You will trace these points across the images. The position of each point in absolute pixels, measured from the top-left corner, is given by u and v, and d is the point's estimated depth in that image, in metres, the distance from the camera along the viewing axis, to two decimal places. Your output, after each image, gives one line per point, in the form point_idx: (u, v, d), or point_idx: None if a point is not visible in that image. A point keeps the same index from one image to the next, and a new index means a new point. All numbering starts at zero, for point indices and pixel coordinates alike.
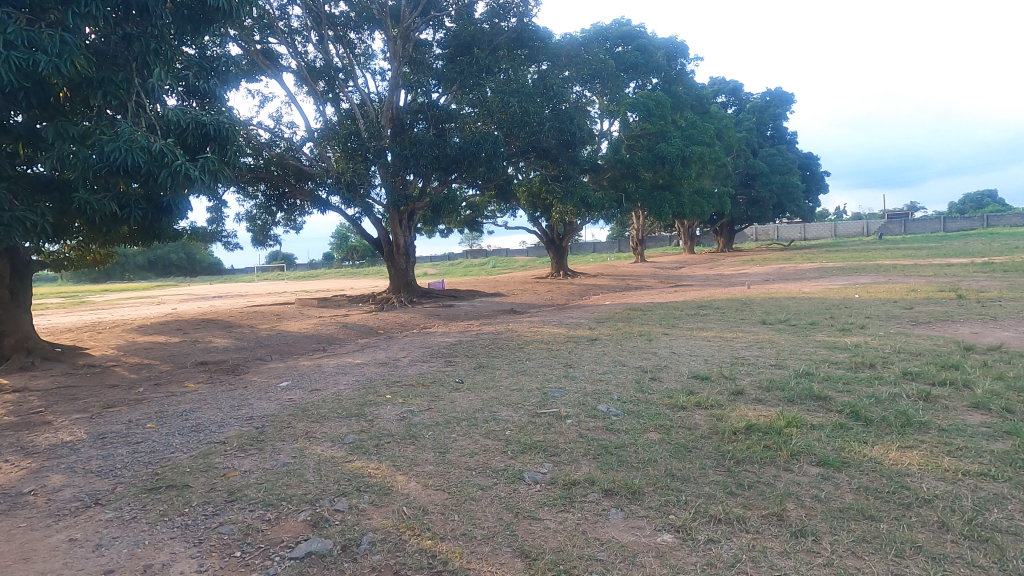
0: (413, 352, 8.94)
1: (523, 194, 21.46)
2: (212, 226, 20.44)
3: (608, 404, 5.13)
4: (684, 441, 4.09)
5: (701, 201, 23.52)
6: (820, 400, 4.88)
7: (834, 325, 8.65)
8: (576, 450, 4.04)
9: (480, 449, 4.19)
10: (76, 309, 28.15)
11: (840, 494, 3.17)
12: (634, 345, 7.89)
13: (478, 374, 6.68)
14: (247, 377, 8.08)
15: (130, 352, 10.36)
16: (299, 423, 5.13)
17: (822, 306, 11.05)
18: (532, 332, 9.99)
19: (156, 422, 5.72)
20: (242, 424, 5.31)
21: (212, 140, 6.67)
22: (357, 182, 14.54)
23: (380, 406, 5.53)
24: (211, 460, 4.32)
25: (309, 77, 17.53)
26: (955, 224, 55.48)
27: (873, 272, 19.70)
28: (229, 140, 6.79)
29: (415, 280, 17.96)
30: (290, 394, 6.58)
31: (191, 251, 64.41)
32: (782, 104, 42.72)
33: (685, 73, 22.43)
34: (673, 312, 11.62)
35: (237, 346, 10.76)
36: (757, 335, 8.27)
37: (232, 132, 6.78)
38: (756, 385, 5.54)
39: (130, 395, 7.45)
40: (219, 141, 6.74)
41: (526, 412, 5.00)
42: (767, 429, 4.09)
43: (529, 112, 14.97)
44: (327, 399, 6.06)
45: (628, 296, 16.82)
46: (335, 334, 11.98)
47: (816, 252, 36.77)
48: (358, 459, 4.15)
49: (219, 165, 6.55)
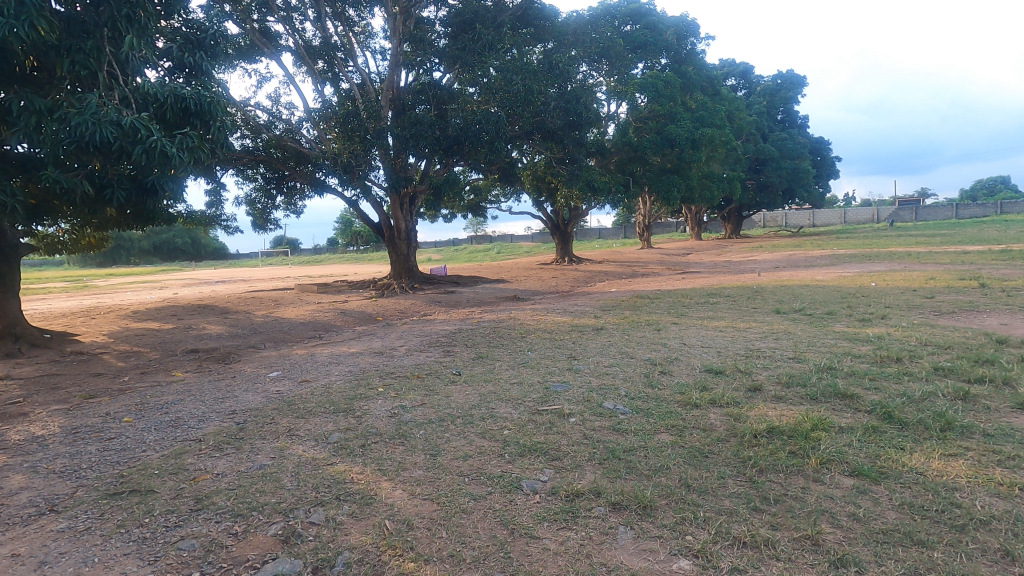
0: (411, 340, 8.58)
1: (528, 177, 20.92)
2: (210, 209, 20.08)
3: (615, 400, 4.76)
4: (700, 445, 3.71)
5: (710, 185, 22.94)
6: (847, 399, 4.48)
7: (853, 315, 8.24)
8: (580, 454, 3.67)
9: (475, 451, 3.83)
10: (77, 294, 27.92)
11: (881, 511, 2.78)
12: (642, 335, 7.52)
13: (476, 366, 6.31)
14: (237, 366, 7.75)
15: (121, 338, 10.05)
16: (282, 419, 4.79)
17: (839, 294, 10.59)
18: (535, 320, 9.61)
19: (134, 416, 5.38)
20: (223, 419, 4.96)
21: (193, 115, 6.26)
22: (355, 164, 14.15)
23: (371, 400, 5.17)
24: (183, 460, 3.98)
25: (307, 55, 17.06)
26: (967, 211, 54.47)
27: (887, 260, 19.18)
28: (213, 116, 6.38)
29: (417, 266, 17.57)
30: (278, 385, 6.23)
31: (196, 236, 64.25)
32: (794, 87, 41.75)
33: (696, 53, 21.74)
34: (682, 300, 11.22)
35: (231, 333, 10.42)
36: (771, 325, 7.85)
37: (215, 107, 6.35)
38: (774, 380, 5.15)
39: (114, 385, 7.12)
40: (201, 117, 6.33)
41: (526, 409, 4.63)
42: (792, 432, 3.71)
43: (533, 92, 14.44)
44: (316, 391, 5.69)
45: (634, 283, 16.38)
46: (333, 320, 11.66)
47: (828, 239, 36.04)
48: (341, 461, 3.80)
49: (199, 142, 6.16)
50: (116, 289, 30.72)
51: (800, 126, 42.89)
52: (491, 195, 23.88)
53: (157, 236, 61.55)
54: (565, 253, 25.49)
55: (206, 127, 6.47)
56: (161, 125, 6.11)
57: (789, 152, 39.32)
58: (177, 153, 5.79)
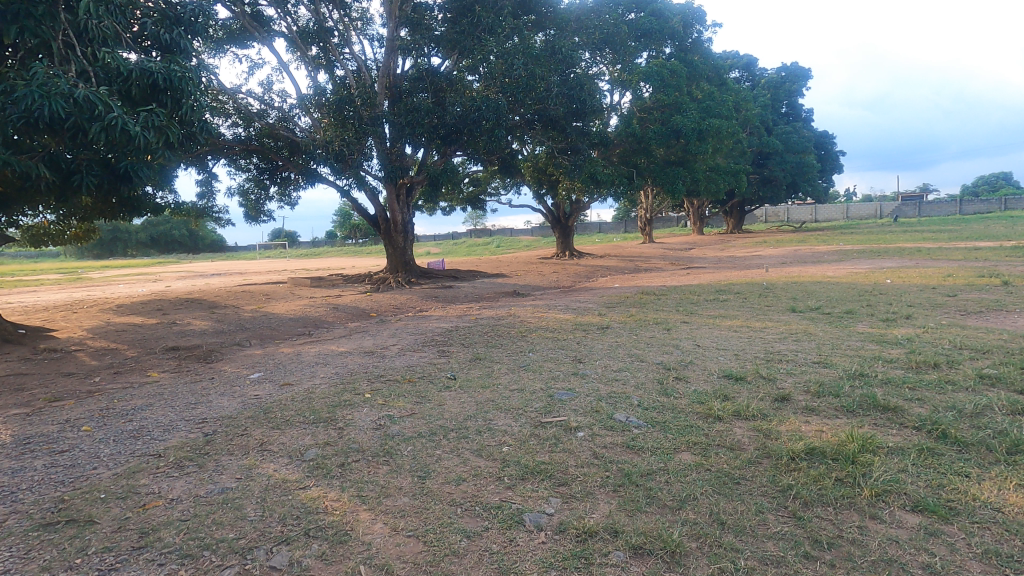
0: (404, 339, 8.07)
1: (529, 169, 20.35)
2: (202, 201, 19.54)
3: (626, 411, 4.26)
4: (728, 469, 3.22)
5: (715, 178, 22.37)
6: (889, 412, 3.99)
7: (874, 315, 7.74)
8: (591, 478, 3.19)
9: (469, 473, 3.34)
10: (67, 286, 27.36)
11: (962, 563, 2.29)
12: (651, 335, 7.03)
13: (472, 369, 5.81)
14: (218, 366, 7.23)
15: (99, 334, 9.52)
16: (256, 430, 4.29)
17: (855, 291, 10.08)
18: (536, 318, 9.10)
19: (94, 424, 4.87)
20: (191, 430, 4.46)
21: (161, 92, 5.86)
22: (348, 152, 13.61)
23: (355, 409, 4.67)
24: (136, 481, 3.48)
25: (300, 41, 16.47)
26: (972, 207, 53.89)
27: (897, 255, 18.69)
28: (184, 94, 5.98)
29: (413, 259, 17.07)
30: (256, 389, 5.72)
31: (194, 228, 63.61)
32: (799, 79, 41.08)
33: (702, 42, 21.10)
34: (691, 297, 10.70)
35: (216, 330, 9.91)
36: (789, 325, 7.36)
37: (186, 83, 5.93)
38: (803, 389, 4.64)
39: (83, 386, 6.60)
40: (171, 95, 5.94)
41: (528, 421, 4.13)
42: (837, 454, 3.22)
43: (535, 77, 13.82)
44: (296, 398, 5.17)
45: (638, 279, 15.90)
46: (325, 316, 11.15)
47: (833, 235, 35.57)
48: (315, 484, 3.31)
49: (167, 120, 5.73)
50: (109, 281, 30.21)
51: (804, 119, 42.29)
52: (490, 187, 23.30)
53: (154, 227, 61.01)
54: (566, 247, 24.96)
55: (175, 106, 6.05)
56: (124, 101, 5.66)
57: (793, 146, 38.77)
58: (140, 132, 5.34)
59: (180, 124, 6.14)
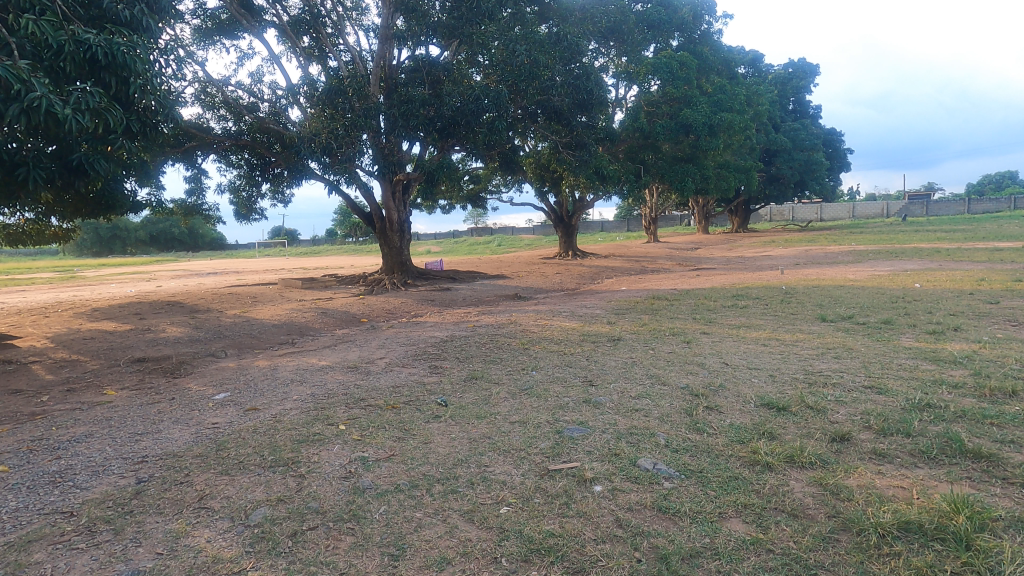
0: (394, 351, 7.28)
1: (531, 166, 19.61)
2: (191, 198, 18.84)
3: (653, 455, 3.48)
4: (799, 551, 2.45)
5: (725, 175, 21.53)
6: (983, 461, 3.21)
7: (917, 326, 6.95)
8: (617, 566, 2.42)
9: (457, 552, 2.57)
10: (59, 286, 26.71)
11: None
12: (670, 349, 6.24)
13: (466, 393, 5.01)
14: (183, 383, 6.46)
15: (64, 343, 8.75)
16: (200, 476, 3.52)
17: (885, 297, 9.31)
18: (540, 326, 8.33)
19: (15, 461, 4.09)
20: (123, 473, 3.68)
21: (102, 69, 5.28)
22: (337, 146, 12.79)
23: (324, 447, 3.90)
24: (26, 559, 2.69)
25: (291, 30, 15.70)
26: (980, 206, 53.11)
27: (915, 257, 17.90)
28: (129, 71, 5.39)
29: (410, 260, 16.30)
30: (216, 416, 4.94)
31: (193, 227, 62.82)
32: (806, 75, 40.21)
33: (711, 33, 20.17)
34: (706, 303, 9.92)
35: (191, 338, 9.13)
36: (823, 338, 6.57)
37: (129, 59, 5.33)
38: (863, 425, 3.85)
39: (27, 407, 5.82)
40: (114, 73, 5.34)
41: (531, 469, 3.34)
42: (942, 533, 2.45)
43: (539, 64, 13.01)
44: (259, 429, 4.40)
45: (646, 281, 15.10)
46: (311, 322, 10.37)
47: (842, 234, 34.64)
48: (257, 567, 2.54)
49: (106, 101, 5.14)
50: (102, 280, 29.47)
51: (811, 117, 41.42)
52: (490, 185, 22.50)
53: (153, 225, 60.49)
54: (569, 246, 24.20)
55: (120, 84, 5.45)
56: (57, 79, 5.08)
57: (800, 143, 38.01)
58: (69, 115, 4.76)
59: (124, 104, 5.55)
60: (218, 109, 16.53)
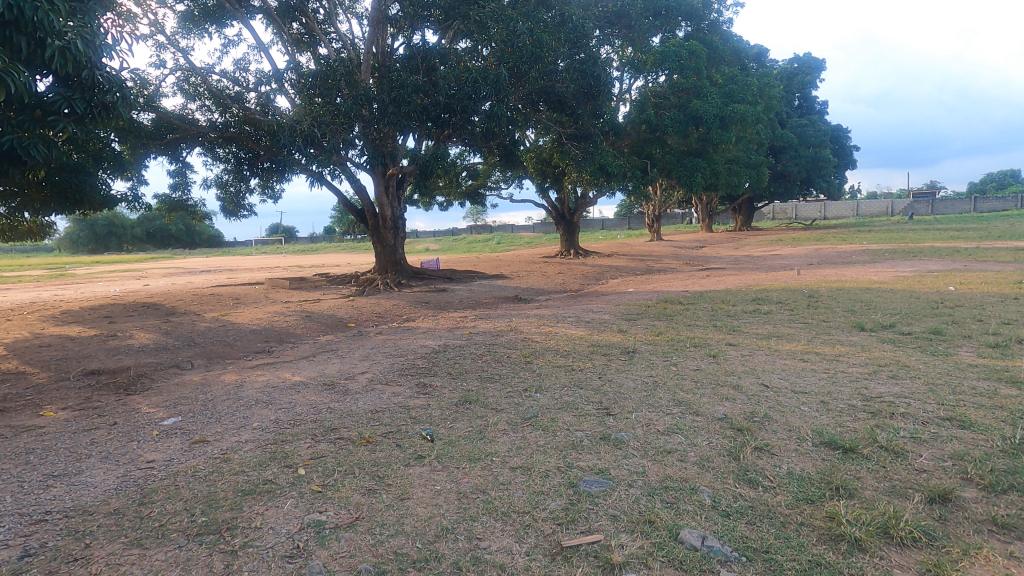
0: (378, 364, 6.43)
1: (533, 162, 18.78)
2: (176, 193, 17.97)
3: (699, 524, 2.64)
4: None
5: (735, 170, 20.62)
6: None
7: (973, 338, 6.11)
8: None
9: None
10: (43, 284, 25.79)
11: None
12: (695, 364, 5.42)
13: (456, 423, 4.16)
14: (134, 402, 5.63)
15: (14, 351, 7.88)
16: (104, 549, 2.68)
17: (922, 303, 8.48)
18: (543, 334, 7.50)
19: None
20: (8, 541, 2.84)
21: (10, 27, 4.85)
22: (321, 135, 11.90)
23: (275, 503, 3.06)
24: None
25: (280, 17, 14.84)
26: (986, 204, 52.29)
27: (936, 257, 17.06)
28: (44, 32, 5.01)
29: (405, 259, 15.45)
30: (155, 450, 4.09)
31: (189, 224, 61.82)
32: (812, 70, 39.35)
33: (720, 22, 19.27)
34: (724, 307, 9.09)
35: (158, 345, 8.27)
36: (869, 352, 5.73)
37: (44, 18, 4.95)
38: (965, 477, 3.02)
39: None
40: (26, 33, 4.94)
41: (539, 545, 2.52)
42: None
43: (542, 46, 12.14)
44: (201, 472, 3.57)
45: (655, 282, 14.25)
46: (293, 327, 9.54)
47: (852, 232, 33.77)
48: None
49: (9, 63, 4.71)
50: (88, 279, 28.54)
51: (818, 113, 40.56)
52: (490, 180, 21.65)
53: (149, 222, 59.48)
54: (570, 245, 23.37)
55: (35, 44, 5.06)
56: None
57: (807, 139, 37.15)
58: None
59: (37, 62, 5.18)
60: (203, 100, 15.75)
